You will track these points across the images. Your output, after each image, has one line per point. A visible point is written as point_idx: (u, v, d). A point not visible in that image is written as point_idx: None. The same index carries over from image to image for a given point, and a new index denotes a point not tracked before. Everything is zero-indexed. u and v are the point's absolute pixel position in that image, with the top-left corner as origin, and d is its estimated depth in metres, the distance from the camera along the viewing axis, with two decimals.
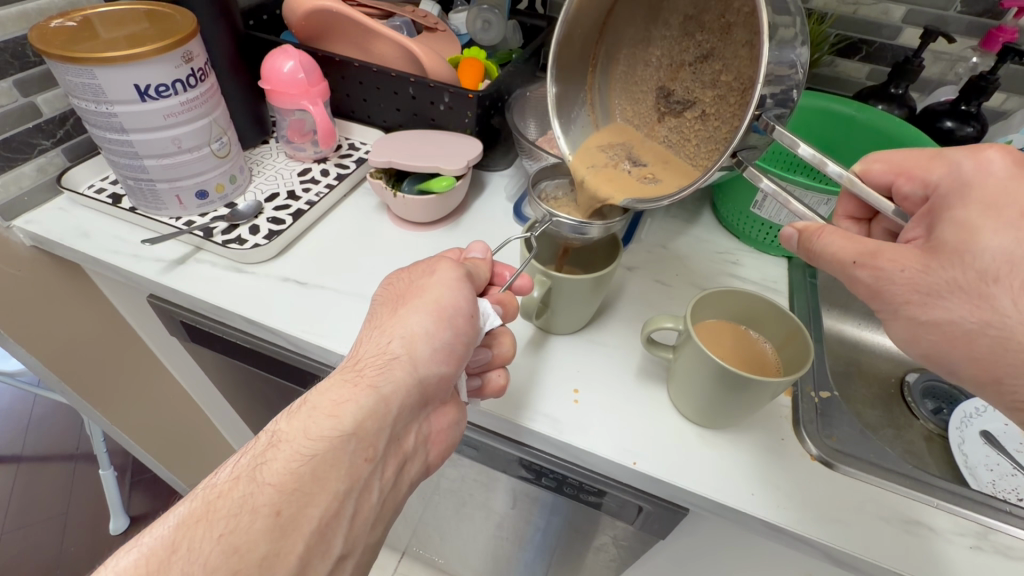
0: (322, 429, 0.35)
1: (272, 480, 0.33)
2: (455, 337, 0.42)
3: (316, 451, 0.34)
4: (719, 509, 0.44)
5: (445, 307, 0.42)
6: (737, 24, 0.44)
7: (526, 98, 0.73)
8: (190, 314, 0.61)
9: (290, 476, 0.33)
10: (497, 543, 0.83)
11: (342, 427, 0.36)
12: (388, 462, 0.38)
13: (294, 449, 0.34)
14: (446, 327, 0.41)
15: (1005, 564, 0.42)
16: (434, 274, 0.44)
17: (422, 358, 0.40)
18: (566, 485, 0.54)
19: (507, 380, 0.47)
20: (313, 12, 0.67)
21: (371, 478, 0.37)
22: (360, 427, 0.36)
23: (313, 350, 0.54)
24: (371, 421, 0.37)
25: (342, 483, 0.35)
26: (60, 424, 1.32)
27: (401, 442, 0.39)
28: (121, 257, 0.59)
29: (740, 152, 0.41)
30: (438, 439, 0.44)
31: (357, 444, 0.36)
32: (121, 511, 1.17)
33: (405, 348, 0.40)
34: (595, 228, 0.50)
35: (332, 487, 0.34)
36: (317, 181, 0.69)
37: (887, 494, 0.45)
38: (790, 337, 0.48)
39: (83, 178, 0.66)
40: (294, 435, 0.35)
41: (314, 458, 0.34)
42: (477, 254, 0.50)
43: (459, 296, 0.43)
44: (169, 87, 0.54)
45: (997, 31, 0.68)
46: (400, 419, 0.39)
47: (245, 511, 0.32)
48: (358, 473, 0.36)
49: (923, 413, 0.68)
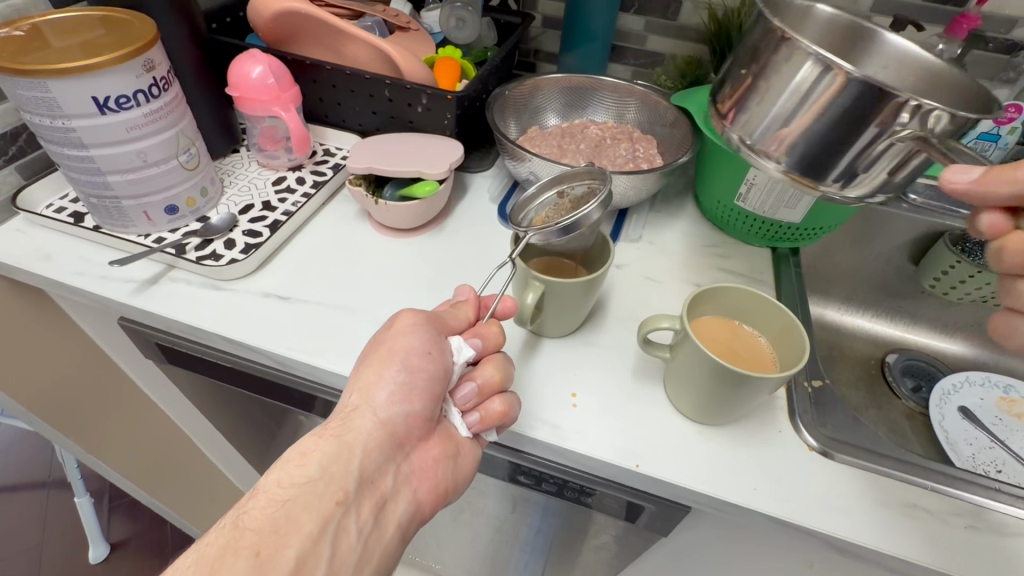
0: (292, 477, 0.38)
1: (251, 524, 0.35)
2: (411, 376, 0.42)
3: (288, 496, 0.37)
4: (722, 506, 0.45)
5: (401, 351, 0.42)
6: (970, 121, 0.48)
7: (506, 97, 0.72)
8: (164, 334, 0.59)
9: (266, 520, 0.36)
10: (495, 547, 0.83)
11: (310, 474, 0.38)
12: (363, 503, 0.39)
13: (269, 496, 0.37)
14: (401, 369, 0.42)
15: (1000, 543, 0.43)
16: (392, 324, 0.44)
17: (381, 404, 0.41)
18: (567, 489, 0.54)
19: (507, 406, 0.44)
20: (279, 14, 0.64)
21: (344, 519, 0.38)
22: (327, 472, 0.38)
23: (302, 367, 0.52)
24: (336, 466, 0.39)
25: (313, 524, 0.36)
26: (29, 452, 1.26)
27: (377, 482, 0.40)
28: (88, 280, 0.55)
29: (917, 128, 0.37)
30: (425, 475, 0.43)
31: (326, 486, 0.38)
32: (100, 538, 1.12)
33: (361, 399, 0.41)
34: (572, 220, 0.50)
35: (305, 528, 0.36)
36: (293, 190, 0.67)
37: (882, 480, 0.46)
38: (785, 331, 0.47)
39: (40, 197, 0.61)
40: (267, 484, 0.38)
41: (287, 502, 0.37)
42: (463, 296, 0.49)
43: (414, 337, 0.43)
44: (130, 98, 0.51)
45: (961, 18, 0.69)
46: (370, 460, 0.40)
47: (227, 554, 0.33)
48: (329, 516, 0.37)
49: (905, 392, 0.79)
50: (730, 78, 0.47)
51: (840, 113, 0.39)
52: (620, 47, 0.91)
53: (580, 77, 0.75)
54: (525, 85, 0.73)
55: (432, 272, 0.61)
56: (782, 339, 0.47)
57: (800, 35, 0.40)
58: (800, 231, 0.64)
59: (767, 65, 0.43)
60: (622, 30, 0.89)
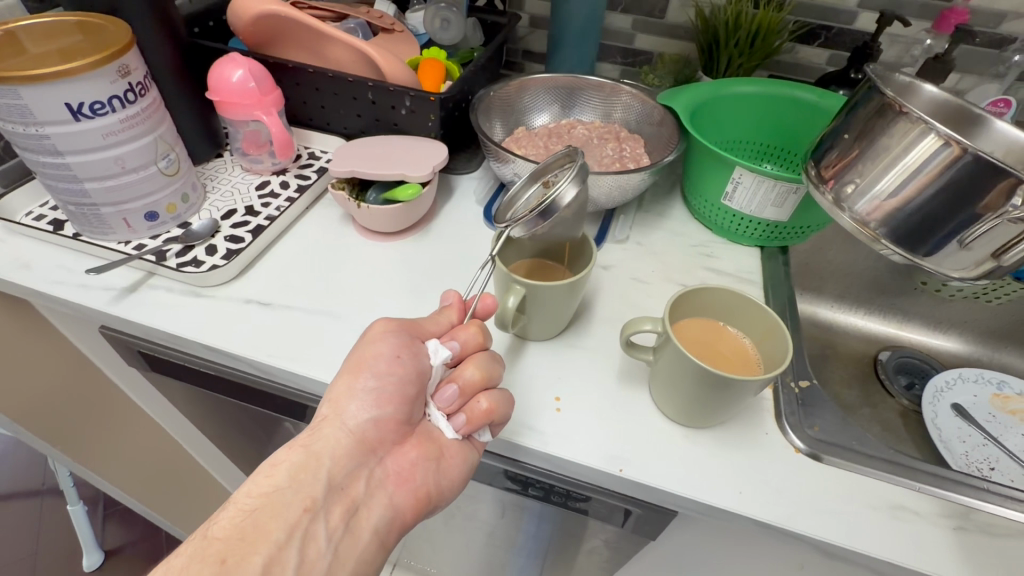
0: (261, 487, 0.40)
1: (219, 533, 0.37)
2: (380, 382, 0.42)
3: (256, 505, 0.39)
4: (708, 511, 0.44)
5: (366, 359, 0.43)
6: None
7: (491, 97, 0.71)
8: (145, 342, 0.58)
9: (234, 529, 0.38)
10: (490, 551, 0.82)
11: (278, 484, 0.40)
12: (332, 509, 0.40)
13: (239, 506, 0.39)
14: (366, 377, 0.42)
15: (989, 544, 0.43)
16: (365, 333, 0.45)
17: (348, 413, 0.42)
18: (553, 493, 0.53)
19: (492, 402, 0.43)
20: (259, 17, 0.63)
21: (312, 527, 0.39)
22: (295, 480, 0.40)
23: (284, 375, 0.52)
24: (304, 474, 0.41)
25: (280, 532, 0.38)
26: (23, 460, 1.25)
27: (347, 489, 0.42)
28: (67, 288, 0.55)
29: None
30: (402, 478, 0.43)
31: (294, 495, 0.40)
32: (94, 546, 1.12)
33: (329, 408, 0.43)
34: (546, 204, 0.49)
35: (272, 536, 0.38)
36: (276, 195, 0.66)
37: (870, 482, 0.45)
38: (769, 333, 0.46)
39: (20, 206, 0.61)
40: (239, 496, 0.40)
41: (254, 511, 0.39)
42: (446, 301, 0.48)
43: (384, 344, 0.43)
44: (105, 104, 0.50)
45: (950, 11, 0.68)
46: (339, 468, 0.42)
47: (196, 561, 0.36)
48: (296, 523, 0.39)
49: (898, 390, 0.79)
50: (833, 142, 0.51)
51: (950, 186, 0.43)
52: (607, 46, 0.90)
53: (566, 77, 0.75)
54: (511, 85, 0.73)
55: (416, 276, 0.60)
56: (767, 331, 0.46)
57: (919, 111, 0.44)
58: (789, 229, 0.63)
59: (880, 132, 0.47)
60: (610, 29, 0.88)
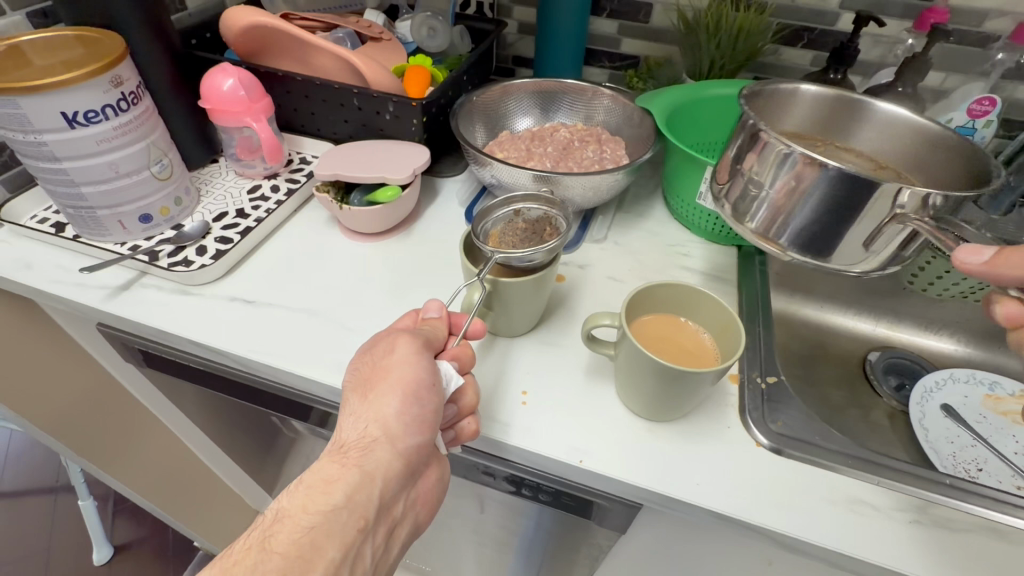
0: (317, 503, 0.38)
1: (279, 548, 0.36)
2: (420, 406, 0.42)
3: (313, 522, 0.37)
4: (667, 502, 0.45)
5: (410, 382, 0.42)
6: (953, 156, 0.52)
7: (472, 103, 0.73)
8: (140, 339, 0.61)
9: (293, 545, 0.36)
10: (480, 549, 0.83)
11: (334, 501, 0.38)
12: (379, 529, 0.41)
13: (295, 522, 0.37)
14: (414, 402, 0.42)
15: (943, 537, 0.43)
16: (396, 352, 0.44)
17: (398, 433, 0.41)
18: (524, 486, 0.54)
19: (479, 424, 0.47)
20: (247, 29, 0.66)
21: (362, 546, 0.39)
22: (351, 500, 0.39)
23: (264, 369, 0.54)
24: (360, 494, 0.39)
25: (337, 551, 0.37)
26: (38, 457, 1.29)
27: (390, 509, 0.42)
28: (64, 287, 0.58)
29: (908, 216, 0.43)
30: (424, 499, 0.45)
31: (350, 514, 0.38)
32: (104, 542, 1.15)
33: (381, 428, 0.41)
34: (537, 253, 0.49)
35: (328, 554, 0.37)
36: (266, 198, 0.69)
37: (829, 476, 0.46)
38: (725, 327, 0.47)
39: (25, 210, 0.64)
40: (291, 509, 0.38)
41: (312, 529, 0.37)
42: (433, 312, 0.49)
43: (420, 367, 0.43)
44: (98, 112, 0.53)
45: (930, 10, 0.68)
46: (388, 489, 0.41)
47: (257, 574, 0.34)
48: (352, 542, 0.38)
49: (886, 391, 0.78)
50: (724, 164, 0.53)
51: (830, 196, 0.45)
52: (593, 51, 0.91)
53: (548, 82, 0.77)
54: (492, 90, 0.75)
55: (395, 276, 0.62)
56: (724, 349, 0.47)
57: (777, 136, 0.45)
58: None
59: (752, 159, 0.49)
60: (596, 34, 0.89)
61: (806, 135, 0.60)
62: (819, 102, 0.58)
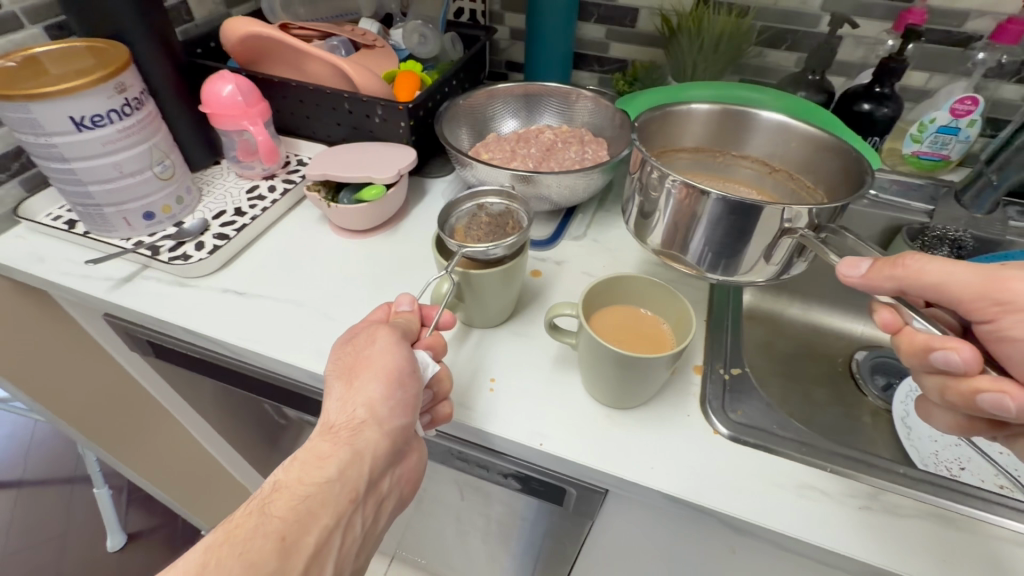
0: (312, 476, 0.40)
1: (278, 512, 0.38)
2: (403, 391, 0.45)
3: (309, 492, 0.39)
4: (622, 485, 0.47)
5: (392, 371, 0.44)
6: (832, 153, 0.56)
7: (457, 106, 0.76)
8: (141, 327, 0.65)
9: (290, 510, 0.38)
10: (469, 538, 0.85)
11: (327, 475, 0.40)
12: (368, 502, 0.43)
13: (291, 495, 0.39)
14: (397, 387, 0.44)
15: (892, 523, 0.44)
16: (376, 343, 0.46)
17: (384, 416, 0.44)
18: (496, 471, 0.57)
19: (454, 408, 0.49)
20: (244, 38, 0.71)
21: (353, 516, 0.42)
22: (344, 474, 0.41)
23: (252, 356, 0.57)
24: (352, 470, 0.41)
25: (331, 518, 0.39)
26: (59, 448, 1.36)
27: (378, 485, 0.44)
28: (72, 278, 0.62)
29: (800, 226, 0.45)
30: (408, 477, 0.48)
31: (342, 487, 0.41)
32: (118, 529, 1.21)
33: (368, 411, 0.43)
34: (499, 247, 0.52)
35: (323, 520, 0.39)
36: (263, 198, 0.72)
37: (783, 463, 0.47)
38: (681, 319, 0.49)
39: (41, 208, 0.69)
40: (285, 481, 0.40)
41: (308, 498, 0.39)
42: (405, 306, 0.51)
43: (399, 357, 0.45)
44: (104, 116, 0.57)
45: (907, 13, 0.69)
46: (377, 467, 0.43)
47: (256, 535, 0.36)
48: (343, 512, 0.41)
49: (873, 390, 0.77)
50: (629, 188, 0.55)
51: (718, 219, 0.47)
52: (583, 55, 0.94)
53: (533, 86, 0.79)
54: (477, 95, 0.77)
55: (380, 270, 0.65)
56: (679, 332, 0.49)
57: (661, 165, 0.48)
58: None
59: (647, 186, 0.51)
60: (585, 39, 0.92)
61: (704, 148, 0.64)
62: (708, 117, 0.62)
